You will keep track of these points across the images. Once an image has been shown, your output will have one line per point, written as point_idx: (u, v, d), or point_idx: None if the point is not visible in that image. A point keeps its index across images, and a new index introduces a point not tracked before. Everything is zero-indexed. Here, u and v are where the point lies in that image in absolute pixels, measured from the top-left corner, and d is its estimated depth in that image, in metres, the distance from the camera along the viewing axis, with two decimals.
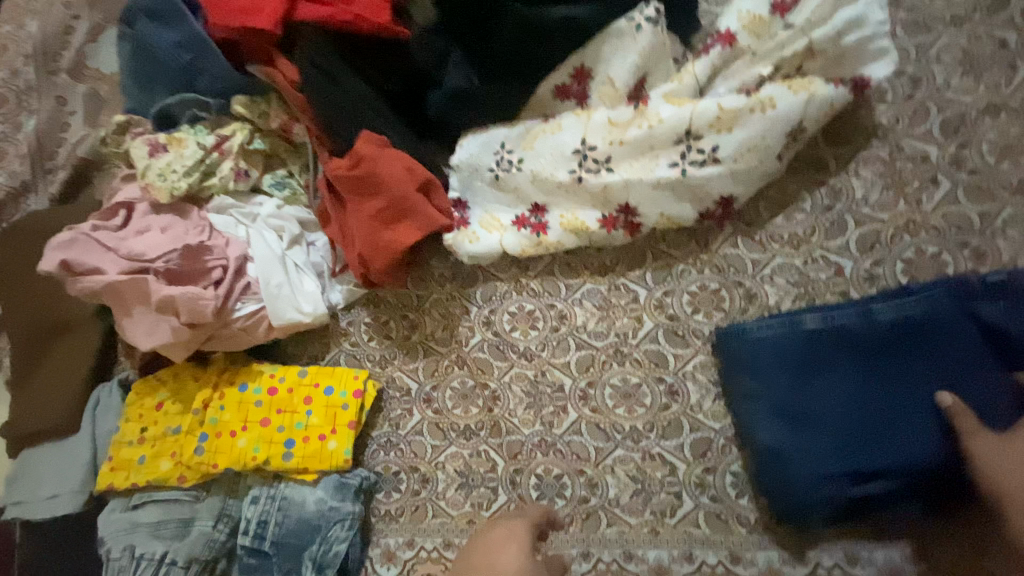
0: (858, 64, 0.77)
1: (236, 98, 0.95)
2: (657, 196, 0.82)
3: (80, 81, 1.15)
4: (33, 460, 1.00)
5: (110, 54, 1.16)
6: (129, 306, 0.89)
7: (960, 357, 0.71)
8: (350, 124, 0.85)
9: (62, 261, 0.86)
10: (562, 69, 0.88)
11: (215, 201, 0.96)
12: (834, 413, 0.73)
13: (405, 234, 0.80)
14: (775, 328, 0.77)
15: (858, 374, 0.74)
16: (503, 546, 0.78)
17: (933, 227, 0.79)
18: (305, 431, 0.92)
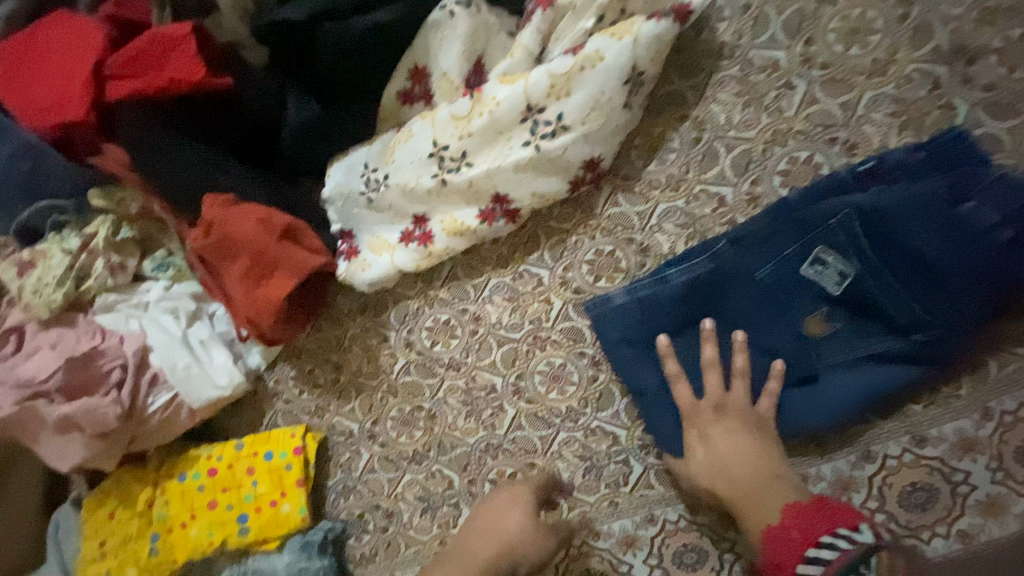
0: None
1: (90, 193, 0.92)
2: (522, 178, 0.80)
3: None
4: None
5: None
6: (36, 434, 0.86)
7: (826, 253, 0.71)
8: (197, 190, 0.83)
9: None
10: (398, 74, 0.85)
11: (100, 301, 0.93)
12: (721, 346, 0.76)
13: (278, 286, 0.78)
14: (644, 280, 0.80)
15: (733, 302, 0.75)
16: (502, 518, 0.79)
17: (799, 131, 0.77)
18: (255, 502, 0.92)
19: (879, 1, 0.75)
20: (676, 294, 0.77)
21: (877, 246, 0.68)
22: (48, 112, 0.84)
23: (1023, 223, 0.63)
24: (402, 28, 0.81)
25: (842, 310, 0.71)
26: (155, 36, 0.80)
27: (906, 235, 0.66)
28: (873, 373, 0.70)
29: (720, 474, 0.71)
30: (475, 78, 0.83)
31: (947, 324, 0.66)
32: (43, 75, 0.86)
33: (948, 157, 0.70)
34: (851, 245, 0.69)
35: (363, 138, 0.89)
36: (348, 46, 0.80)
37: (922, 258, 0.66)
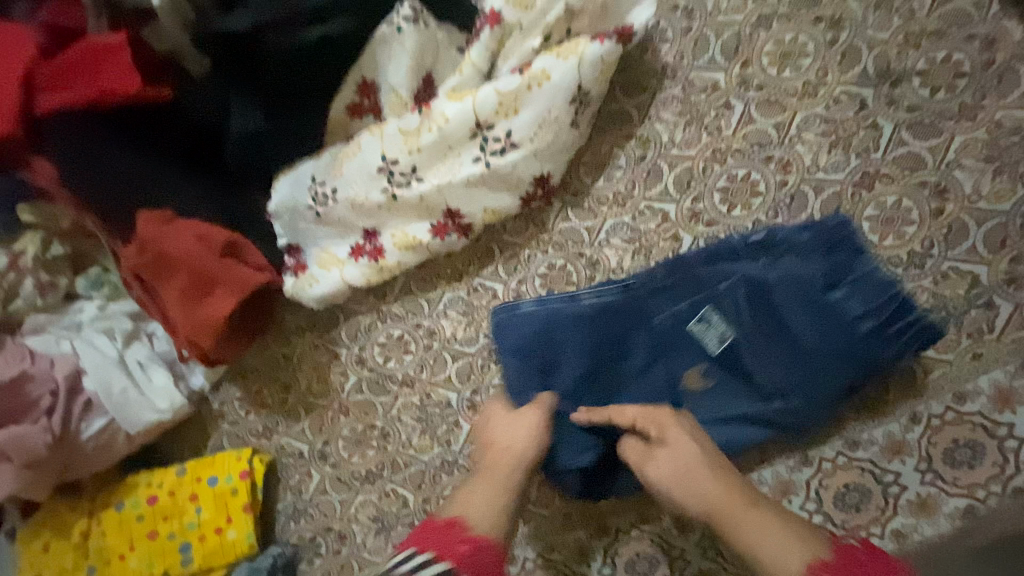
0: (621, 15, 0.78)
1: (19, 207, 0.86)
2: (472, 193, 0.80)
3: None
4: None
5: None
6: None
7: (713, 314, 0.74)
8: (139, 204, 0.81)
9: None
10: (345, 91, 0.85)
11: (28, 322, 0.88)
12: (609, 385, 0.78)
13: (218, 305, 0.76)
14: (552, 303, 0.80)
15: (630, 345, 0.77)
16: (525, 413, 0.74)
17: (737, 149, 0.80)
18: (198, 530, 0.88)
19: (809, 27, 0.79)
20: (574, 331, 0.79)
21: (760, 317, 0.73)
22: None
23: (884, 317, 0.70)
24: (349, 42, 0.80)
25: (710, 366, 0.75)
26: (87, 46, 0.77)
27: (789, 312, 0.72)
28: (734, 431, 0.74)
29: (704, 486, 0.60)
30: (424, 93, 0.83)
31: (801, 397, 0.71)
32: None
33: (826, 243, 0.74)
34: (734, 314, 0.74)
35: (311, 151, 0.88)
36: (292, 60, 0.79)
37: (782, 336, 0.72)
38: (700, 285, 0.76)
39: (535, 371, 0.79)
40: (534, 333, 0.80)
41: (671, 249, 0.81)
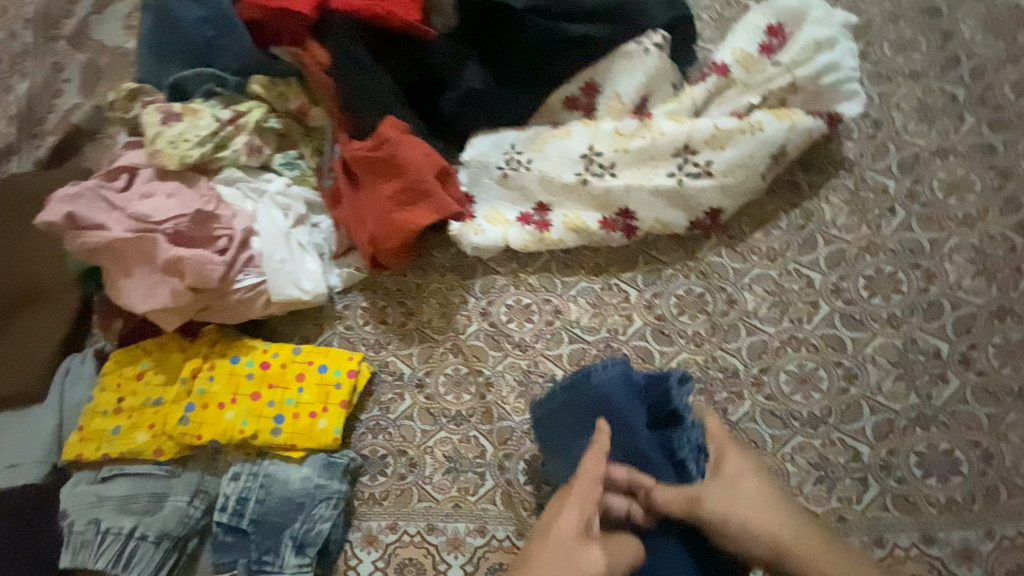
0: (833, 101, 0.87)
1: (255, 77, 0.98)
2: (653, 202, 0.88)
3: (106, 75, 1.30)
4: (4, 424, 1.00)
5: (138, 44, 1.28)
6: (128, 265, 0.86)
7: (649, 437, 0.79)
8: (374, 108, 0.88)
9: (69, 214, 0.83)
10: (570, 83, 0.95)
11: (225, 173, 0.96)
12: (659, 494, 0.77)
13: (419, 216, 0.84)
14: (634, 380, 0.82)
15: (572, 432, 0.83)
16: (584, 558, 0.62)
17: (890, 249, 0.89)
18: (295, 408, 0.92)
19: (980, 170, 0.91)
20: (573, 411, 0.83)
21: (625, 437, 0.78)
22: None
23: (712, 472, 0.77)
24: (592, 43, 0.91)
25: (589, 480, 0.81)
26: None
27: (633, 427, 0.78)
28: None
29: (767, 520, 0.69)
30: (640, 107, 0.92)
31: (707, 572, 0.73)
32: None
33: (652, 395, 0.82)
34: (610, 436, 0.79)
35: (517, 121, 0.98)
36: (542, 42, 0.92)
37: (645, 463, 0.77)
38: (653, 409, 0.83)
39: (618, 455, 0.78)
40: (565, 400, 0.84)
41: (807, 312, 0.89)
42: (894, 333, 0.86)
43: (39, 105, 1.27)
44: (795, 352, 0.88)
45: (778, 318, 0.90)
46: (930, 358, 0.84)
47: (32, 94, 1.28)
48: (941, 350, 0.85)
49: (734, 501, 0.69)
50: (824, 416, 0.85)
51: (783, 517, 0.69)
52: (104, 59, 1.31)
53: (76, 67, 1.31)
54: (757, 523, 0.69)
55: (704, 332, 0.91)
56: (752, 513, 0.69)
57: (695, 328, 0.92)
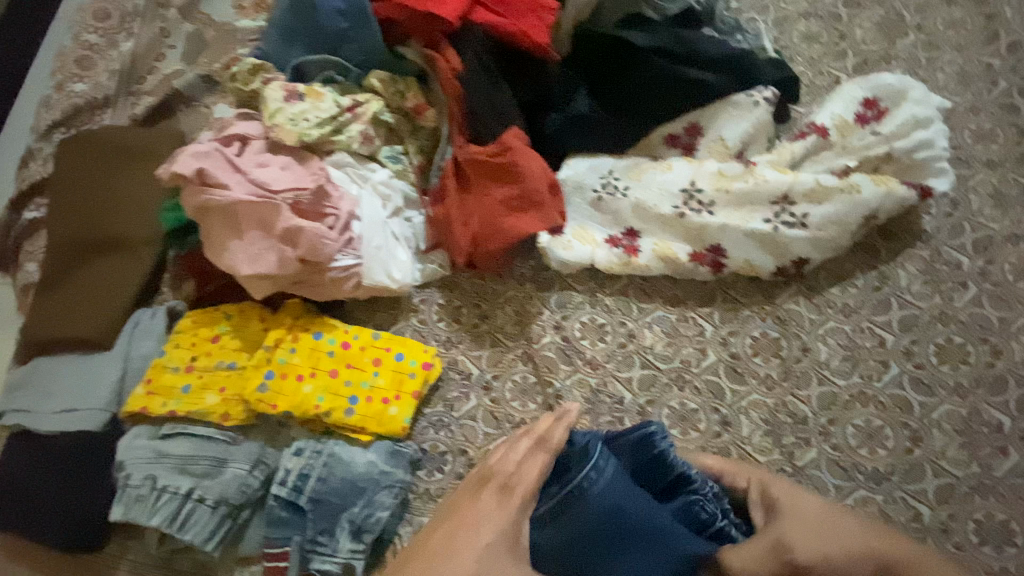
0: (924, 175, 0.93)
1: (376, 72, 1.03)
2: (746, 244, 0.92)
3: (210, 46, 1.34)
4: (74, 366, 1.01)
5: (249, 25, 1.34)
6: (242, 228, 0.89)
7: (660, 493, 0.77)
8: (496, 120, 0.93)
9: (200, 170, 0.87)
10: (674, 121, 1.00)
11: (335, 156, 0.99)
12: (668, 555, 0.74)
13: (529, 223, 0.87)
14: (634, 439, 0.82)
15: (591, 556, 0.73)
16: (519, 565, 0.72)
17: (960, 320, 0.94)
18: (369, 391, 0.93)
19: None
20: (577, 537, 0.73)
21: (653, 536, 0.73)
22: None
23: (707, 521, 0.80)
24: (706, 87, 0.96)
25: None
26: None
27: (653, 516, 0.74)
28: None
29: (848, 531, 0.70)
30: (741, 153, 0.97)
31: None
32: None
33: (638, 461, 0.81)
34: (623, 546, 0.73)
35: (615, 149, 1.03)
36: (657, 80, 0.97)
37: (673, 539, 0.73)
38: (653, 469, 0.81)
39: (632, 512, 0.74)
40: (572, 515, 0.74)
41: (877, 370, 0.93)
42: (960, 402, 0.90)
43: (140, 64, 1.31)
44: (863, 407, 0.92)
45: (849, 372, 0.93)
46: (994, 430, 0.87)
47: (135, 53, 1.31)
48: (1004, 425, 0.87)
49: (808, 525, 0.71)
50: (888, 473, 0.88)
51: (855, 521, 0.71)
52: (210, 31, 1.35)
53: (182, 35, 1.35)
54: (839, 541, 0.69)
55: (776, 375, 0.94)
56: (819, 521, 0.71)
57: (767, 371, 0.95)
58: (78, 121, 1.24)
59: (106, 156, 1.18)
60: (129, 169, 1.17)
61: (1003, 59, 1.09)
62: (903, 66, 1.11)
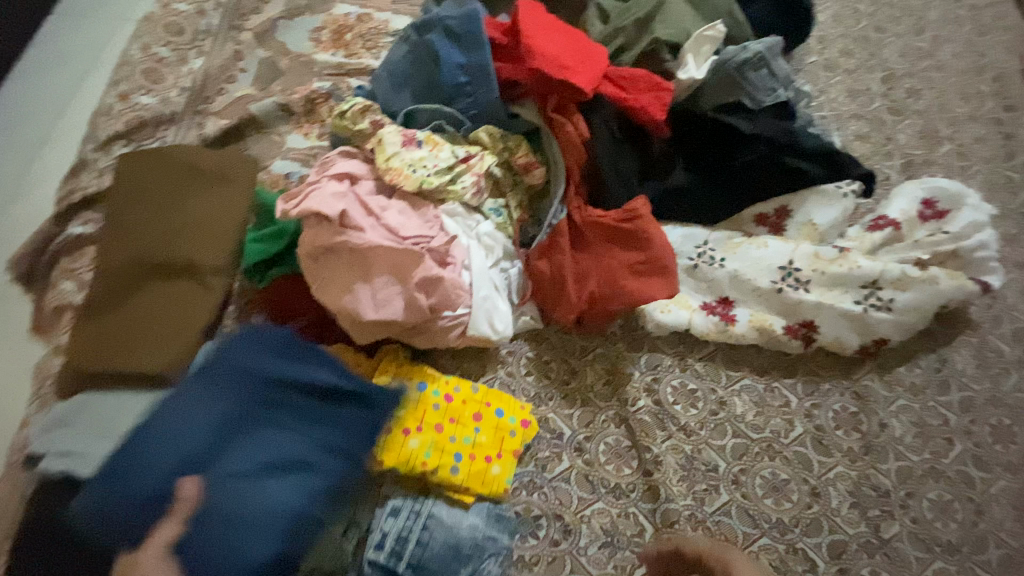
0: (979, 272, 1.02)
1: (485, 126, 1.05)
2: (838, 321, 1.00)
3: (285, 73, 1.32)
4: (135, 405, 0.91)
5: (328, 59, 1.33)
6: (370, 271, 0.91)
7: (223, 389, 0.83)
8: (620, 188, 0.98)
9: (343, 211, 0.91)
10: (766, 202, 1.08)
11: (447, 205, 0.99)
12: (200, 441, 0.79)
13: (658, 290, 0.89)
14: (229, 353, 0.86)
15: (247, 507, 0.76)
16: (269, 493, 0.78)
17: (1011, 404, 1.03)
18: (472, 449, 0.89)
19: None
20: (184, 431, 0.79)
21: (266, 445, 0.81)
22: (546, 61, 0.98)
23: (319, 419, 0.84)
24: (800, 174, 1.05)
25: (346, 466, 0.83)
26: (646, 76, 1.03)
27: (293, 435, 0.82)
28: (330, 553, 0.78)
29: None
30: (826, 237, 1.05)
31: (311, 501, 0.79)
32: (555, 38, 1.02)
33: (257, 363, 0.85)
34: (223, 477, 0.78)
35: (707, 222, 1.09)
36: (758, 161, 1.05)
37: (341, 422, 0.84)
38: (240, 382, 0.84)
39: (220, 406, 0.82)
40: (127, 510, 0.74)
41: (944, 448, 1.00)
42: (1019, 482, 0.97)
43: (211, 85, 1.27)
44: (936, 483, 0.97)
45: (921, 448, 1.00)
46: None
47: (207, 73, 1.28)
48: None
49: None
50: (960, 546, 0.92)
51: None
52: (284, 60, 1.33)
53: (255, 61, 1.32)
54: None
55: (857, 449, 1.00)
56: None
57: (848, 444, 1.01)
58: (142, 136, 1.18)
59: (176, 177, 1.11)
60: (200, 192, 1.10)
61: None
62: (942, 171, 1.25)
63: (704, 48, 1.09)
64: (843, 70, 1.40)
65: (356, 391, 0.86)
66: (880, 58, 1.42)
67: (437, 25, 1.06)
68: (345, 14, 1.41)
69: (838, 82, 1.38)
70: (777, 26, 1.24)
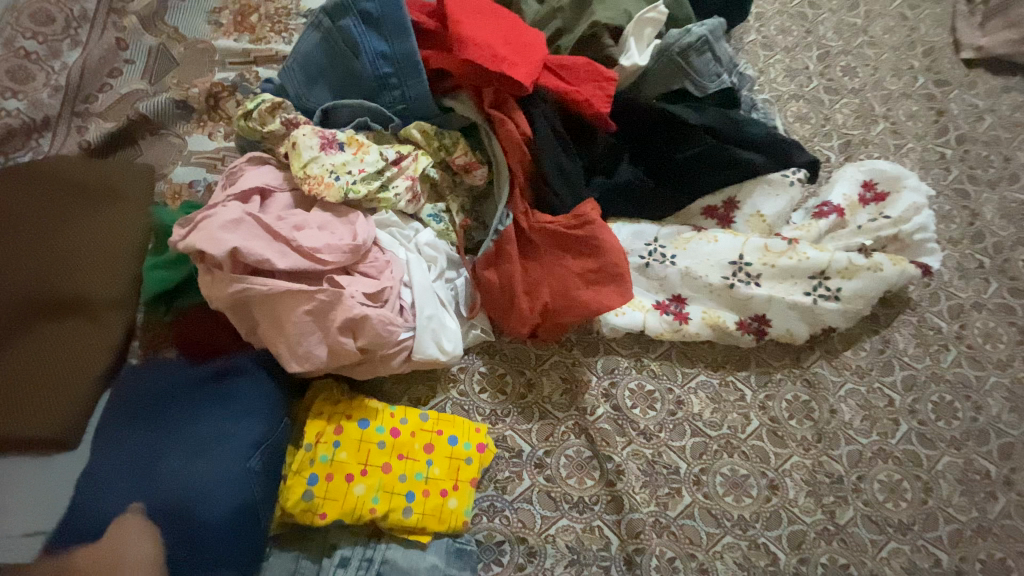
0: (917, 255, 1.05)
1: (417, 123, 0.95)
2: (788, 314, 0.99)
3: (181, 64, 1.15)
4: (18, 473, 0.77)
5: (231, 46, 1.17)
6: (284, 317, 0.72)
7: (152, 404, 0.80)
8: (566, 190, 0.91)
9: (234, 248, 0.68)
10: (715, 193, 1.05)
11: (380, 215, 0.90)
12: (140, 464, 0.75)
13: (612, 299, 0.84)
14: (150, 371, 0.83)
15: (182, 483, 0.73)
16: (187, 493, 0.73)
17: (947, 379, 1.08)
18: (425, 484, 0.83)
19: (1006, 326, 1.13)
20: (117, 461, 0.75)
21: (191, 444, 0.76)
22: (479, 52, 0.88)
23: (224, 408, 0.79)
24: (749, 164, 1.02)
25: (264, 425, 0.79)
26: (591, 65, 0.95)
27: (208, 423, 0.78)
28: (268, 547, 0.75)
29: None
30: (773, 228, 1.04)
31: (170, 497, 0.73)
32: (486, 25, 0.92)
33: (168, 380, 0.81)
34: (165, 473, 0.74)
35: (655, 218, 1.06)
36: (704, 153, 1.01)
37: (231, 396, 0.80)
38: (158, 394, 0.80)
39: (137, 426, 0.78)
40: (94, 523, 0.73)
41: (891, 428, 1.03)
42: (956, 453, 1.02)
43: (91, 80, 1.08)
44: (884, 463, 1.01)
45: (869, 430, 1.03)
46: (984, 478, 1.00)
47: (85, 66, 1.09)
48: (990, 472, 1.01)
49: None
50: (907, 522, 0.97)
51: None
52: (179, 48, 1.16)
53: (143, 50, 1.14)
54: None
55: (810, 437, 1.01)
56: None
57: (803, 433, 1.02)
58: (8, 147, 0.99)
59: (53, 194, 0.94)
60: (85, 212, 0.94)
61: (952, 150, 1.29)
62: (879, 151, 1.27)
63: (646, 31, 1.03)
64: (781, 48, 1.37)
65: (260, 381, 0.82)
66: (817, 35, 1.41)
67: (350, 8, 0.93)
68: None
69: (778, 61, 1.35)
70: (718, 5, 1.19)
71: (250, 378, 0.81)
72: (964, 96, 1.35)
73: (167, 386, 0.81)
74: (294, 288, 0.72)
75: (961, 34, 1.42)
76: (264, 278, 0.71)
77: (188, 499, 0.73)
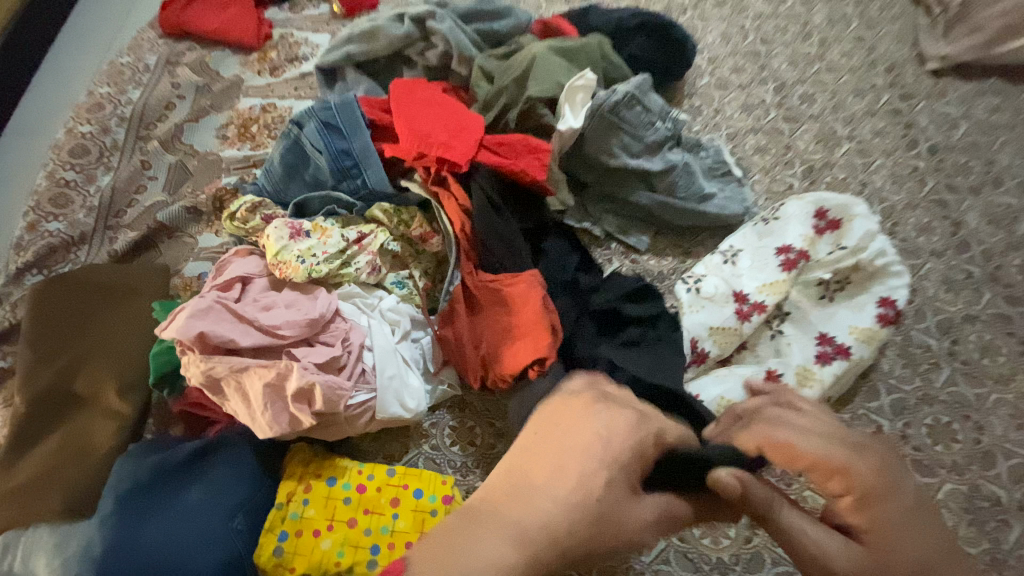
0: (883, 290, 1.01)
1: (380, 204, 1.06)
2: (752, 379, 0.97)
3: (193, 174, 1.34)
4: (33, 545, 0.88)
5: (234, 153, 1.36)
6: (247, 388, 0.85)
7: (141, 488, 0.83)
8: (503, 253, 1.00)
9: (201, 333, 0.85)
10: (645, 255, 1.14)
11: (344, 287, 1.00)
12: (129, 542, 0.79)
13: (531, 353, 0.92)
14: (141, 454, 0.86)
15: (171, 552, 0.79)
16: (177, 559, 0.79)
17: (943, 399, 1.02)
18: (391, 537, 0.86)
19: (1003, 337, 1.06)
20: (108, 545, 0.79)
21: (180, 518, 0.82)
22: (425, 142, 1.04)
23: (211, 483, 0.85)
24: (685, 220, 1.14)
25: (248, 492, 0.86)
26: (524, 141, 1.07)
27: (195, 499, 0.84)
28: None
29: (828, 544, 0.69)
30: (732, 285, 1.04)
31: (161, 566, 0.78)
32: (430, 118, 1.08)
33: (154, 463, 0.85)
34: (153, 546, 0.79)
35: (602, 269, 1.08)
36: (624, 225, 1.16)
37: (218, 471, 0.86)
38: (145, 478, 0.84)
39: (124, 510, 0.81)
40: None
41: None
42: (960, 480, 0.96)
43: (120, 198, 1.29)
44: None
45: None
46: (994, 505, 0.93)
47: (115, 187, 1.30)
48: (1002, 498, 0.94)
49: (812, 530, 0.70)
50: None
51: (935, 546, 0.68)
52: (193, 161, 1.35)
53: (164, 166, 1.35)
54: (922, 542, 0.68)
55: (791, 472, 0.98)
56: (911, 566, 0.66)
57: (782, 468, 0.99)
58: (55, 262, 1.20)
59: (83, 299, 1.11)
60: (110, 310, 1.11)
61: (925, 162, 1.26)
62: (843, 171, 1.26)
63: (578, 95, 1.12)
64: (736, 86, 1.40)
65: (242, 456, 0.88)
66: (772, 68, 1.42)
67: (314, 116, 1.10)
68: (249, 107, 1.42)
69: (733, 98, 1.38)
70: (657, 60, 1.30)
71: (235, 452, 0.88)
72: (933, 105, 1.33)
73: (153, 470, 0.84)
74: (254, 365, 0.85)
75: (924, 46, 1.41)
76: (229, 358, 0.85)
77: (180, 563, 0.79)
